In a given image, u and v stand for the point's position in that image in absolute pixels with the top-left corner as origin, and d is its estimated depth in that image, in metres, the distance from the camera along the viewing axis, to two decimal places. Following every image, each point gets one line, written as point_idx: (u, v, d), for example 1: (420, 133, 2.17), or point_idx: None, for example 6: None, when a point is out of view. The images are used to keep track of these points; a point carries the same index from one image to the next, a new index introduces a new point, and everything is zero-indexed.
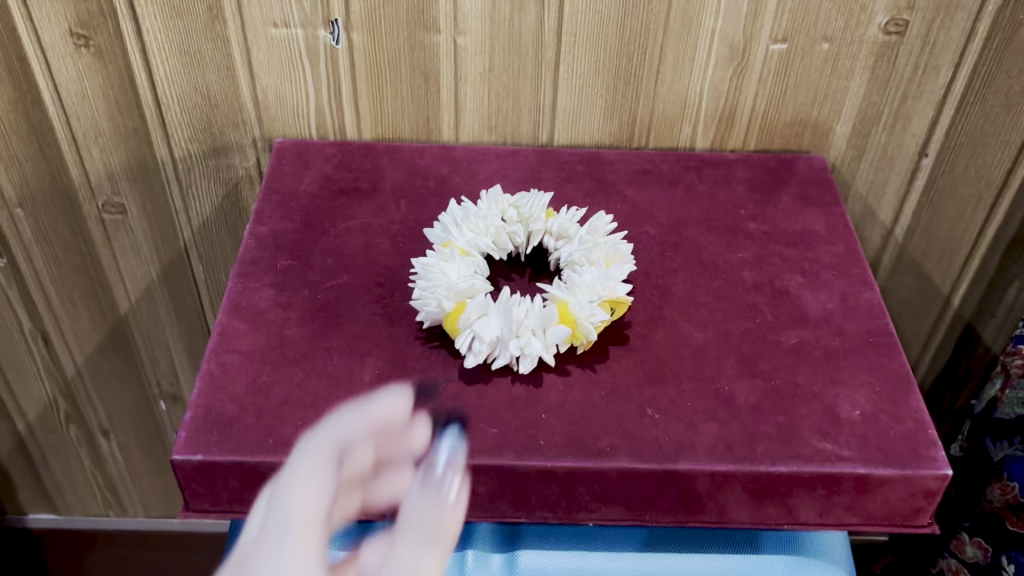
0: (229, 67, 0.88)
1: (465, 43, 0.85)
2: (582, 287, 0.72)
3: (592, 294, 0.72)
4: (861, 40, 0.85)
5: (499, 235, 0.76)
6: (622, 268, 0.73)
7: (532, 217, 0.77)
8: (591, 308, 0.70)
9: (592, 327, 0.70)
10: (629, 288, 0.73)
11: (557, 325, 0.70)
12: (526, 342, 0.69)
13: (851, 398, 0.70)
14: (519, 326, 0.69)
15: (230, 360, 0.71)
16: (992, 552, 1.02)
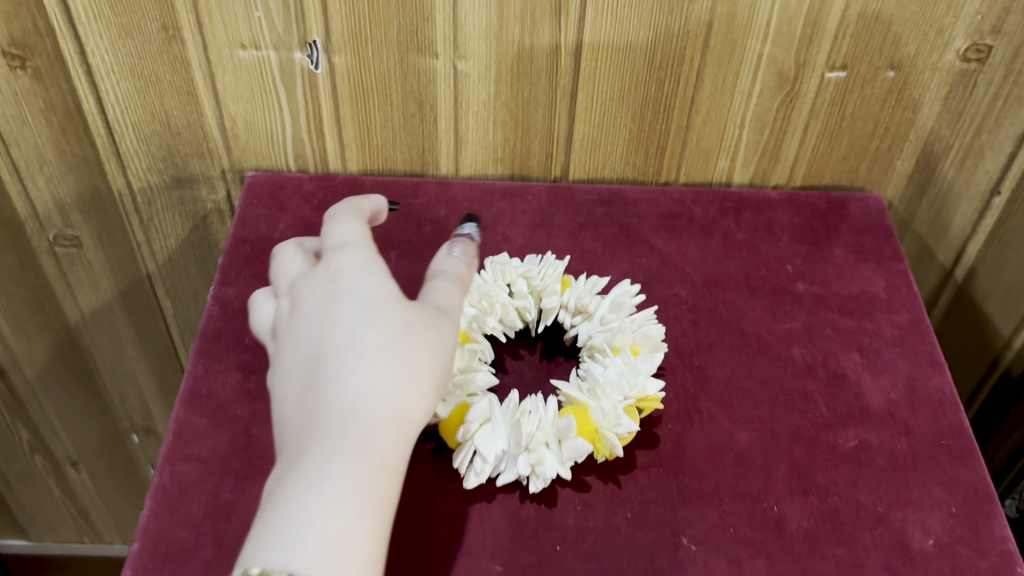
0: (191, 91, 0.75)
1: (467, 67, 0.72)
2: (606, 387, 0.60)
3: (617, 394, 0.60)
4: (934, 67, 0.72)
5: (506, 313, 0.65)
6: (651, 359, 0.62)
7: (545, 291, 0.67)
8: (616, 417, 0.59)
9: (617, 439, 0.59)
10: (661, 385, 0.61)
11: (575, 437, 0.59)
12: (538, 459, 0.58)
13: (923, 523, 0.59)
14: (529, 439, 0.58)
15: (186, 472, 0.60)
16: None
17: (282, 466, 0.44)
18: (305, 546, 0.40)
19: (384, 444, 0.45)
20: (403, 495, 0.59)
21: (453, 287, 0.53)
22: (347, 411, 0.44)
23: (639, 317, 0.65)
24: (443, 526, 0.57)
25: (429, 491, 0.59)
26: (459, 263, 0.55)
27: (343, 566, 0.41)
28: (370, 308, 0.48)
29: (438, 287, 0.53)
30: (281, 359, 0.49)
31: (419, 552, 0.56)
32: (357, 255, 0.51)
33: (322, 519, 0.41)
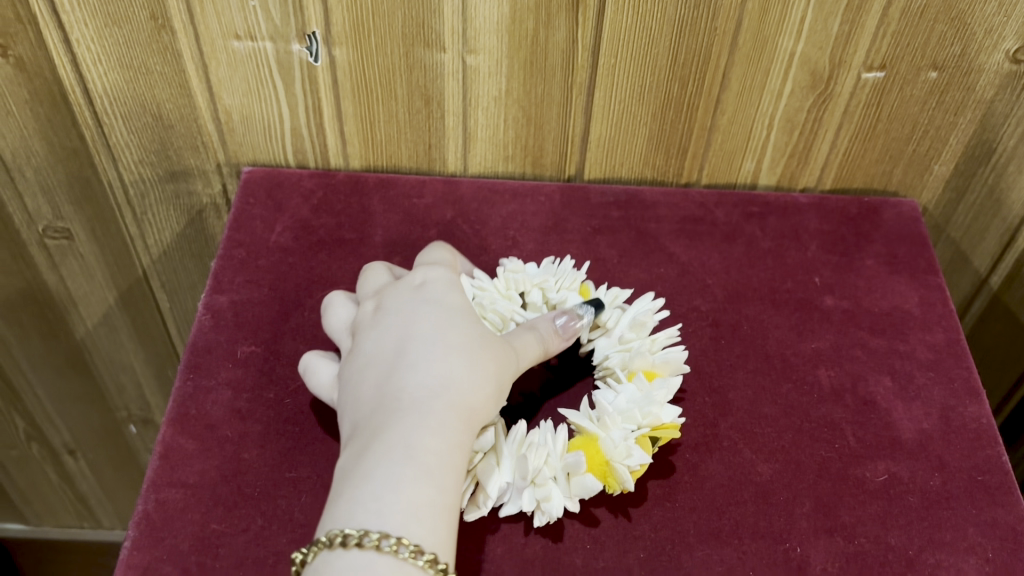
0: (183, 84, 0.71)
1: (477, 62, 0.68)
2: (616, 416, 0.56)
3: (629, 423, 0.56)
4: (980, 68, 0.67)
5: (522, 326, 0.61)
6: (667, 386, 0.58)
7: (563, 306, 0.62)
8: (627, 448, 0.55)
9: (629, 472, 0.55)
10: (679, 412, 0.57)
11: (583, 472, 0.55)
12: (545, 496, 0.54)
13: (957, 568, 0.55)
14: (535, 473, 0.54)
15: (172, 500, 0.56)
16: None
17: (364, 439, 0.47)
18: (394, 510, 0.43)
19: (459, 436, 0.48)
20: None
21: (539, 340, 0.57)
22: (428, 399, 0.48)
23: (661, 337, 0.61)
24: None
25: None
26: (554, 330, 0.58)
27: (424, 533, 0.43)
28: (451, 316, 0.53)
29: (527, 333, 0.56)
30: (361, 350, 0.53)
31: None
32: (441, 273, 0.57)
33: (408, 487, 0.44)
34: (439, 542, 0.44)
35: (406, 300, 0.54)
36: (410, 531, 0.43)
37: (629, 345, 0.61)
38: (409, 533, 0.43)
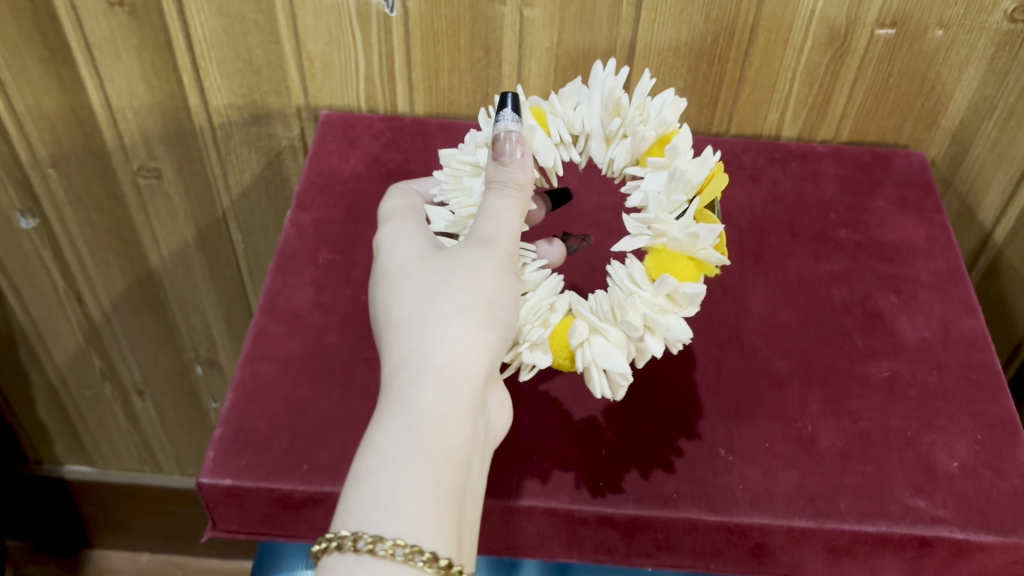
0: (273, 32, 0.80)
1: (533, 15, 0.77)
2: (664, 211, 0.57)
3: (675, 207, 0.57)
4: (981, 27, 0.75)
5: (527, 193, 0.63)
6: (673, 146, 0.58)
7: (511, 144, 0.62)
8: (690, 234, 0.56)
9: (706, 246, 0.57)
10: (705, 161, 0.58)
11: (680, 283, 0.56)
12: (668, 329, 0.56)
13: (949, 447, 0.63)
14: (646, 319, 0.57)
15: (264, 370, 0.65)
16: None
17: None
18: (358, 508, 0.47)
19: (423, 397, 0.51)
20: None
21: (512, 200, 0.58)
22: (392, 389, 0.52)
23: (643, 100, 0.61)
24: None
25: None
26: (496, 162, 0.58)
27: (389, 519, 0.46)
28: (407, 290, 0.56)
29: (499, 202, 0.57)
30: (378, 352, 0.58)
31: None
32: (404, 242, 0.61)
33: (372, 479, 0.48)
34: (413, 515, 0.46)
35: (377, 291, 0.59)
36: (374, 523, 0.46)
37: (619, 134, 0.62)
38: (371, 523, 0.46)
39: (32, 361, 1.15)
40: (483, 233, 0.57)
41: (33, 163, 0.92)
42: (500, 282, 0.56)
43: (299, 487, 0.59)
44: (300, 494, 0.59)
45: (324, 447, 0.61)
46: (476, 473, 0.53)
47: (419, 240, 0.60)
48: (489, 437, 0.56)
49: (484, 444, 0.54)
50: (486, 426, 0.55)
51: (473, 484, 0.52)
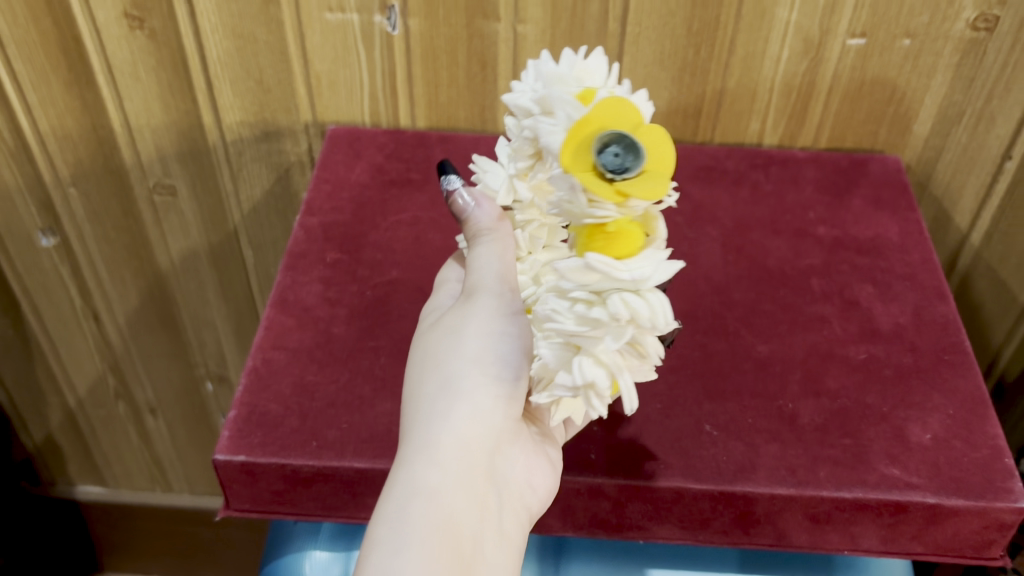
0: (283, 51, 0.86)
1: (526, 31, 0.82)
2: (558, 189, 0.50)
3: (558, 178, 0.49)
4: (946, 35, 0.80)
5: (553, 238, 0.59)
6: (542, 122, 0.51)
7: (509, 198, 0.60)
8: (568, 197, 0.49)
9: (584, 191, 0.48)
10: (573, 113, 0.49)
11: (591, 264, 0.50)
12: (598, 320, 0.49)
13: (923, 421, 0.66)
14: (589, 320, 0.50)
15: (276, 358, 0.69)
16: None
17: None
18: None
19: (415, 475, 0.54)
20: None
21: (491, 242, 0.59)
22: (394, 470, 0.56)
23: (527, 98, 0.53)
24: None
25: None
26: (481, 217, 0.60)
27: None
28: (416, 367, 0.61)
29: (482, 249, 0.59)
30: None
31: None
32: (428, 315, 0.65)
33: (369, 562, 0.51)
34: None
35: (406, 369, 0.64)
36: None
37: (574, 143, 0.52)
38: None
39: (48, 379, 1.19)
40: (470, 284, 0.59)
41: (55, 182, 0.97)
42: (489, 339, 0.59)
43: (309, 462, 0.63)
44: (309, 468, 0.63)
45: (331, 427, 0.65)
46: (485, 541, 0.55)
47: (434, 314, 0.64)
48: (516, 502, 0.59)
49: (498, 510, 0.57)
50: (501, 490, 0.58)
51: (481, 553, 0.54)
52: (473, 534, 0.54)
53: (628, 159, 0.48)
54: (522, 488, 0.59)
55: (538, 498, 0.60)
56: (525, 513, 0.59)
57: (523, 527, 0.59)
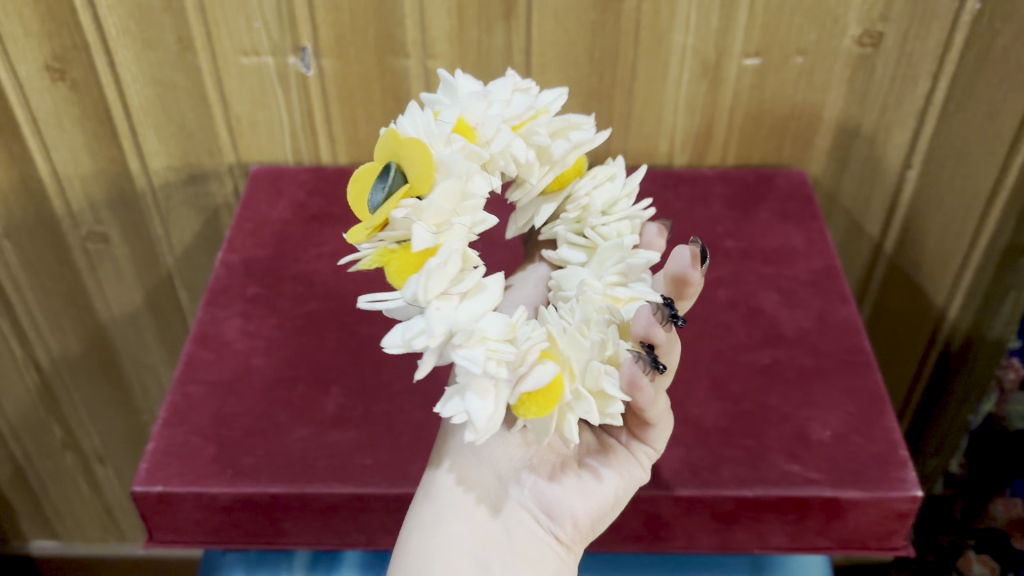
0: (202, 96, 0.88)
1: (435, 65, 0.85)
2: None
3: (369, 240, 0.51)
4: (835, 52, 0.84)
5: (622, 227, 0.62)
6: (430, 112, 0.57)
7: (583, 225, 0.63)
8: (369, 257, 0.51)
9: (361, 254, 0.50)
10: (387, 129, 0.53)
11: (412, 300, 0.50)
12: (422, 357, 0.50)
13: (823, 419, 0.68)
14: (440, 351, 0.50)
15: (194, 391, 0.70)
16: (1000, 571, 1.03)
17: None
18: None
19: (415, 513, 0.58)
20: (376, 405, 0.69)
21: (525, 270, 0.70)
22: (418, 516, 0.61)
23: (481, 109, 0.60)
24: (409, 430, 0.68)
25: (401, 405, 0.69)
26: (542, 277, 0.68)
27: None
28: None
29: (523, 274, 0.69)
30: None
31: (390, 446, 0.66)
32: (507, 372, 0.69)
33: None
34: None
35: None
36: None
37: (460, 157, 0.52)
38: None
39: None
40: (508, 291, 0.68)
41: None
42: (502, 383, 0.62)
43: (224, 489, 0.64)
44: (226, 495, 0.64)
45: (247, 455, 0.66)
46: (489, 564, 0.55)
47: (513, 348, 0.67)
48: (537, 526, 0.58)
49: (509, 536, 0.57)
50: (512, 513, 0.58)
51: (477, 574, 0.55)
52: (469, 556, 0.55)
53: (384, 186, 0.49)
54: (548, 514, 0.58)
55: (571, 521, 0.57)
56: (553, 540, 0.57)
57: (552, 550, 0.57)
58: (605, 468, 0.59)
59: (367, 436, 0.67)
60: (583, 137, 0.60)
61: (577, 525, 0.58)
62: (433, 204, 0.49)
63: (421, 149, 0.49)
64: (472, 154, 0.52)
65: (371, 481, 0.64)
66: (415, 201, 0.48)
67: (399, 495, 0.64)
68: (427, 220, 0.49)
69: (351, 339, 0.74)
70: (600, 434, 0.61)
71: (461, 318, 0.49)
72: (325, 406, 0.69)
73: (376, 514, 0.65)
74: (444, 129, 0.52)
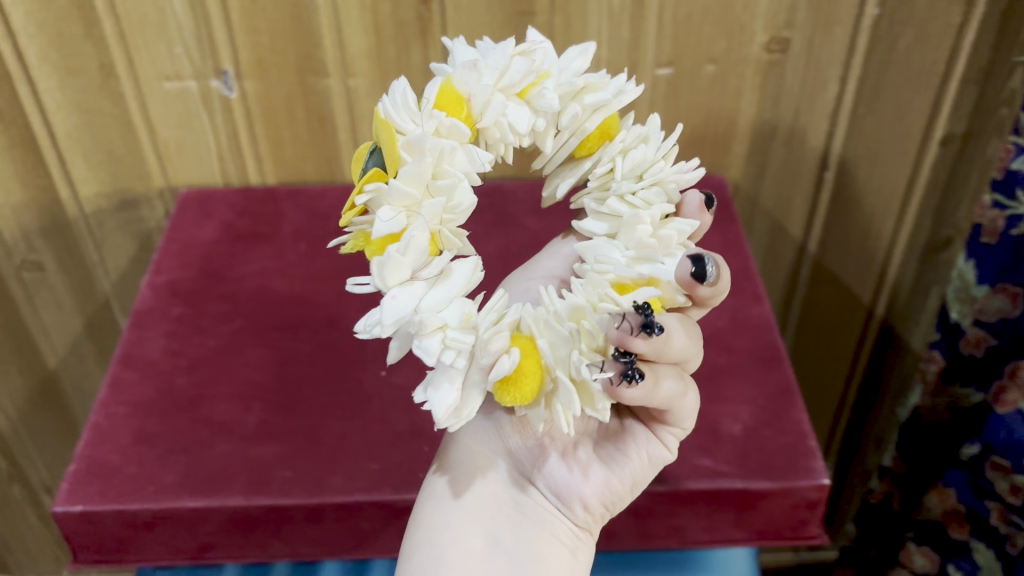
0: (128, 121, 0.89)
1: (357, 84, 0.87)
2: None
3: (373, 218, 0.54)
4: (745, 59, 0.87)
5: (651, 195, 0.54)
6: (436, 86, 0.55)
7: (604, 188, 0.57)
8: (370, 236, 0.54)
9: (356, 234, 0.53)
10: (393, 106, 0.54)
11: None
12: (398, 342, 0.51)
13: (733, 414, 0.70)
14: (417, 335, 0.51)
15: (118, 412, 0.71)
16: (940, 560, 1.04)
17: None
18: None
19: (433, 486, 0.61)
20: (298, 418, 0.70)
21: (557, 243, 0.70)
22: None
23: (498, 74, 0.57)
24: (330, 441, 0.69)
25: (323, 417, 0.71)
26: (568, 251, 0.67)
27: None
28: None
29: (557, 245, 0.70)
30: None
31: (310, 457, 0.68)
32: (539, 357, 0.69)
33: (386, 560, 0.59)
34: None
35: None
36: None
37: (444, 133, 0.52)
38: None
39: None
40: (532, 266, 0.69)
41: None
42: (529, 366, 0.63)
43: (144, 506, 0.64)
44: (146, 512, 0.65)
45: (169, 471, 0.67)
46: (497, 536, 0.58)
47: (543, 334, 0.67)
48: (551, 505, 0.60)
49: (522, 514, 0.59)
50: (528, 493, 0.60)
51: (486, 547, 0.57)
52: (479, 527, 0.58)
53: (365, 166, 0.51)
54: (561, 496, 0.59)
55: (581, 504, 0.59)
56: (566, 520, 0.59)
57: (561, 527, 0.59)
58: (624, 453, 0.59)
59: (288, 448, 0.68)
60: (598, 99, 0.56)
61: (588, 507, 0.59)
62: (392, 189, 0.49)
63: (389, 128, 0.50)
64: (452, 130, 0.52)
65: (290, 492, 0.65)
66: (376, 186, 0.49)
67: (318, 504, 0.65)
68: (392, 204, 0.49)
69: (275, 355, 0.76)
70: (626, 416, 0.61)
71: (425, 306, 0.48)
72: (247, 421, 0.70)
73: (298, 524, 0.66)
74: (424, 105, 0.52)
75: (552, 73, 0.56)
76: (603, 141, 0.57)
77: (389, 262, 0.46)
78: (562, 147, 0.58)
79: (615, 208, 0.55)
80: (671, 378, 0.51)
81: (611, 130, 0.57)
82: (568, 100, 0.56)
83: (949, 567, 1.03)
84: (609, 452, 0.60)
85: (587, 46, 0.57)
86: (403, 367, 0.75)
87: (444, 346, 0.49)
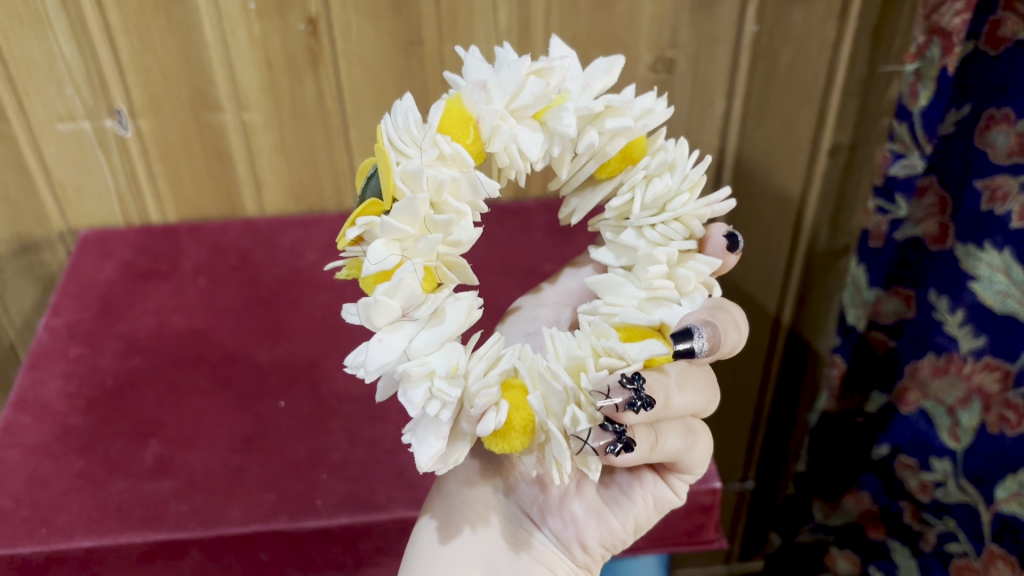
0: (22, 165, 0.88)
1: (252, 118, 0.88)
2: None
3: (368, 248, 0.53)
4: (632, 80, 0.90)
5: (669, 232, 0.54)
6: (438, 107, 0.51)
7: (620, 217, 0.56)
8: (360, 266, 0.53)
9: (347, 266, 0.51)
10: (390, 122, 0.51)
11: None
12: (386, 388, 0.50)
13: None
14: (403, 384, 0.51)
15: (10, 456, 0.70)
16: (861, 562, 1.06)
17: None
18: None
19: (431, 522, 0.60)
20: (195, 453, 0.70)
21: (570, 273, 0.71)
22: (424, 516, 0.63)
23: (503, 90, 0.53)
24: (225, 475, 0.68)
25: (221, 450, 0.70)
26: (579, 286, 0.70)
27: None
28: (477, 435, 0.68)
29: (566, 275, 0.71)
30: None
31: (207, 489, 0.67)
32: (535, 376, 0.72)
33: None
34: None
35: None
36: None
37: (447, 159, 0.50)
38: None
39: None
40: (539, 293, 0.70)
41: None
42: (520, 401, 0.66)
43: (35, 548, 0.63)
44: (36, 555, 0.63)
45: (63, 512, 0.65)
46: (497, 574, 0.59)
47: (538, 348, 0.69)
48: (552, 544, 0.61)
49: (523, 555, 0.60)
50: (528, 533, 0.61)
51: None
52: (479, 562, 0.59)
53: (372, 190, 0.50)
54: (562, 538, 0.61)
55: (582, 546, 0.61)
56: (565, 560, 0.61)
57: (560, 565, 0.61)
58: (629, 499, 0.61)
59: (186, 482, 0.68)
60: (618, 124, 0.52)
61: (587, 549, 0.61)
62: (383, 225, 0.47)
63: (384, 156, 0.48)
64: (455, 157, 0.49)
65: (186, 526, 0.64)
66: (370, 219, 0.48)
67: (214, 537, 0.64)
68: (384, 240, 0.47)
69: (172, 391, 0.75)
70: (636, 465, 0.61)
71: (415, 348, 0.48)
72: (143, 458, 0.69)
73: (195, 558, 0.65)
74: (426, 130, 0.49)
75: (572, 92, 0.53)
76: (625, 165, 0.55)
77: (376, 304, 0.45)
78: (580, 170, 0.55)
79: (631, 242, 0.55)
80: (672, 433, 0.54)
81: (635, 153, 0.55)
82: (587, 122, 0.53)
83: (871, 567, 1.04)
84: (613, 497, 0.61)
85: (613, 62, 0.53)
86: (302, 397, 0.75)
87: (430, 395, 0.48)
